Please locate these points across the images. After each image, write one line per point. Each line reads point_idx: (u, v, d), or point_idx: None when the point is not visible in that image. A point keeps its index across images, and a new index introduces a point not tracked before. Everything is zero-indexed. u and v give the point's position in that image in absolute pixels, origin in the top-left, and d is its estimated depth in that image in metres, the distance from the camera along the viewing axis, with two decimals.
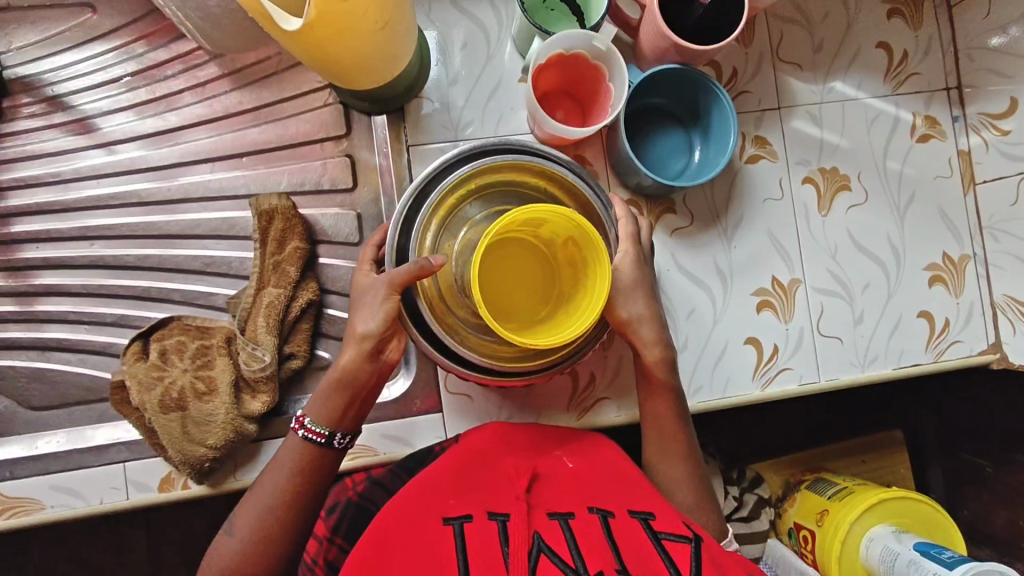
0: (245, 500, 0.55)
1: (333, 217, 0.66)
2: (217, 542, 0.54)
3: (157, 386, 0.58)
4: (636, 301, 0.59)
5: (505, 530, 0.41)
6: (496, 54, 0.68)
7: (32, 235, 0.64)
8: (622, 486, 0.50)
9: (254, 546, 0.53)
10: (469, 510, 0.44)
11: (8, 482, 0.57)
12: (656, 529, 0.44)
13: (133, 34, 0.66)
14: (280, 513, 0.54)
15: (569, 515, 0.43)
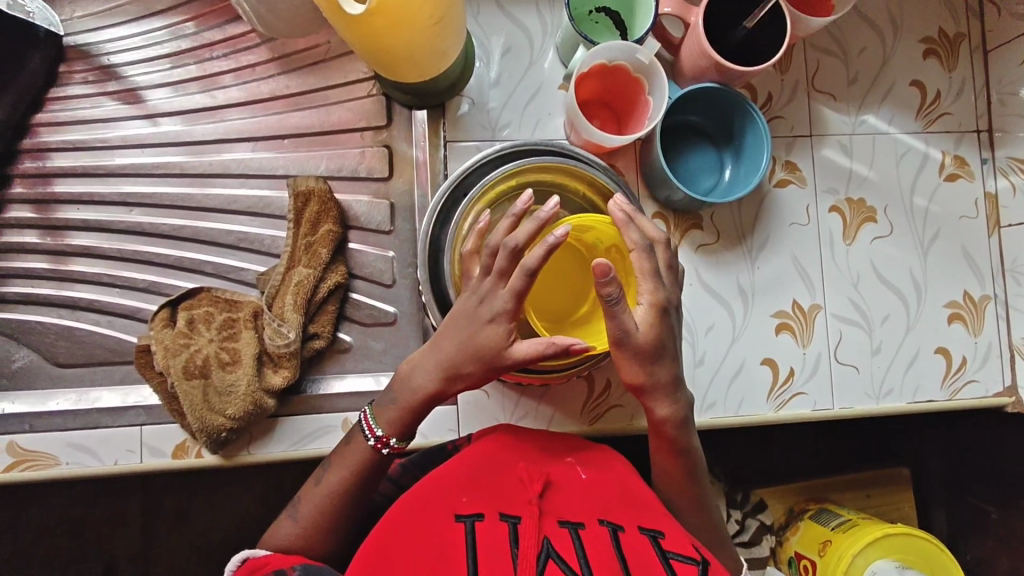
0: (308, 485, 0.54)
1: (367, 205, 0.67)
2: (276, 523, 0.53)
3: (183, 353, 0.58)
4: (654, 362, 0.50)
5: (516, 533, 0.41)
6: (538, 59, 0.69)
7: (74, 197, 0.66)
8: (634, 498, 0.49)
9: (314, 531, 0.52)
10: (481, 509, 0.44)
11: (26, 436, 0.58)
12: (664, 546, 0.43)
13: (191, 13, 0.68)
14: (343, 502, 0.53)
15: (580, 524, 0.43)
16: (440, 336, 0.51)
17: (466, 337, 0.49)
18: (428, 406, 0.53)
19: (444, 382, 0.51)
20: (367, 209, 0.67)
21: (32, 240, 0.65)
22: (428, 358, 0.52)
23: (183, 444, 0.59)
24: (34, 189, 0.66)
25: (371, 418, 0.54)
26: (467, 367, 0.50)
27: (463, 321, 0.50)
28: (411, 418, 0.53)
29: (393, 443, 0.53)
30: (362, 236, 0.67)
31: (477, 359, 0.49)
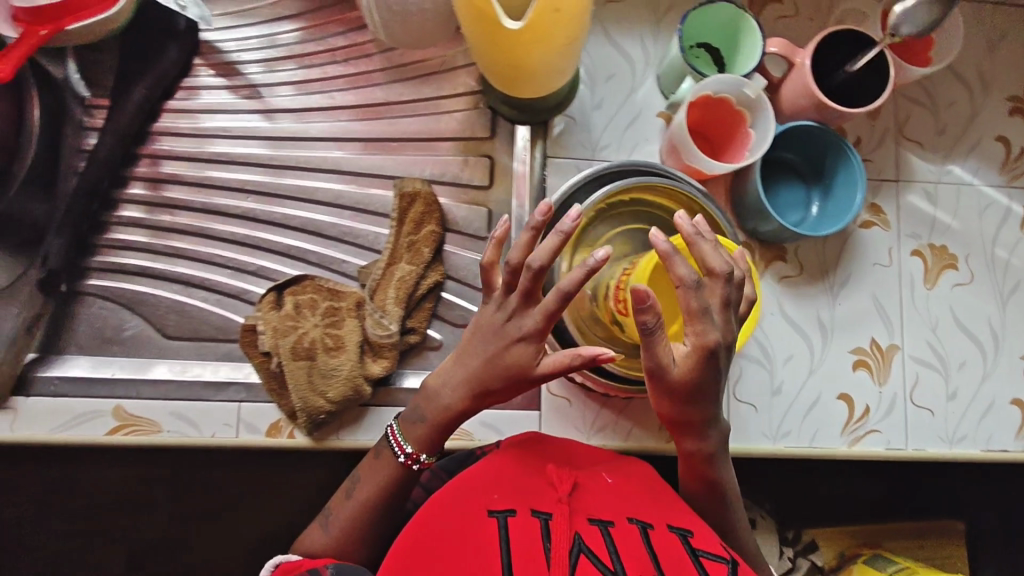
0: (339, 496, 0.55)
1: (466, 211, 0.70)
2: (310, 529, 0.55)
3: (291, 335, 0.62)
4: (694, 396, 0.48)
5: (547, 529, 0.41)
6: (638, 87, 0.72)
7: (193, 180, 0.68)
8: (659, 496, 0.49)
9: (347, 541, 0.53)
10: (512, 504, 0.44)
11: (132, 401, 0.63)
12: (694, 545, 0.44)
13: (318, 19, 0.72)
14: (372, 515, 0.53)
15: (609, 522, 0.43)
16: (466, 352, 0.51)
17: (497, 357, 0.50)
18: (453, 423, 0.53)
19: (473, 399, 0.51)
20: (466, 215, 0.70)
21: (150, 217, 0.67)
22: (455, 376, 0.52)
23: (276, 424, 0.63)
24: (153, 168, 0.68)
25: (398, 436, 0.54)
26: (495, 385, 0.50)
27: (494, 339, 0.50)
28: (439, 434, 0.53)
29: (422, 460, 0.53)
30: (459, 240, 0.70)
31: (512, 379, 0.50)
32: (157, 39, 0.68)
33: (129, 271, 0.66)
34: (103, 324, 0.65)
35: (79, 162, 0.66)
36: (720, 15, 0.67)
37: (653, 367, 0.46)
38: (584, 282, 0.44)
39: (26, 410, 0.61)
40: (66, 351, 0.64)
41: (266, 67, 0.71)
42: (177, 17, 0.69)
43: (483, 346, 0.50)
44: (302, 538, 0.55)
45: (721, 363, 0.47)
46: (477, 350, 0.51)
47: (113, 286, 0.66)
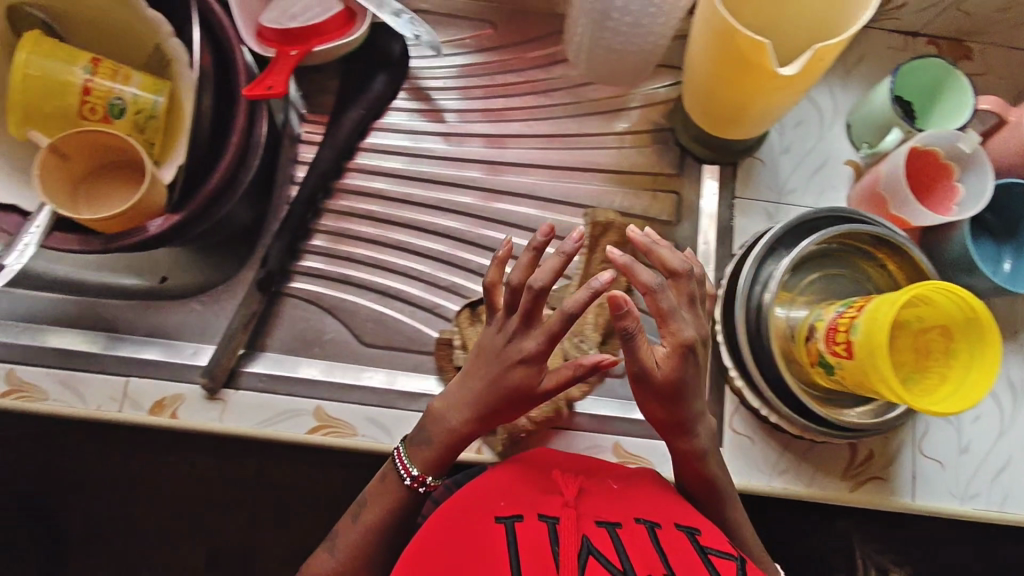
0: (346, 519, 0.53)
1: (654, 245, 0.72)
2: (315, 557, 0.52)
3: None
4: (671, 396, 0.50)
5: (555, 531, 0.43)
6: (827, 134, 0.73)
7: (398, 198, 0.72)
8: (665, 498, 0.51)
9: (352, 566, 0.51)
10: (519, 508, 0.46)
11: (331, 403, 0.65)
12: (702, 543, 0.46)
13: (521, 50, 0.75)
14: (382, 539, 0.52)
15: (617, 524, 0.45)
16: (472, 372, 0.52)
17: (492, 374, 0.51)
18: (461, 444, 0.53)
19: (481, 421, 0.52)
20: None
21: (356, 227, 0.71)
22: (467, 399, 0.52)
23: None
24: (357, 182, 0.72)
25: (404, 457, 0.53)
26: (503, 405, 0.51)
27: (493, 358, 0.51)
28: (445, 454, 0.53)
29: (429, 482, 0.53)
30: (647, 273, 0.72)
31: (500, 393, 0.51)
32: (378, 64, 0.71)
33: (313, 274, 0.70)
34: (306, 327, 0.68)
35: (296, 171, 0.72)
36: (930, 70, 0.67)
37: (645, 372, 0.48)
38: (587, 301, 0.45)
39: (235, 402, 0.64)
40: (269, 348, 0.67)
41: (462, 94, 0.74)
42: (398, 41, 0.71)
43: (478, 369, 0.51)
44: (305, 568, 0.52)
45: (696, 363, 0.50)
46: (479, 369, 0.51)
47: (314, 289, 0.69)
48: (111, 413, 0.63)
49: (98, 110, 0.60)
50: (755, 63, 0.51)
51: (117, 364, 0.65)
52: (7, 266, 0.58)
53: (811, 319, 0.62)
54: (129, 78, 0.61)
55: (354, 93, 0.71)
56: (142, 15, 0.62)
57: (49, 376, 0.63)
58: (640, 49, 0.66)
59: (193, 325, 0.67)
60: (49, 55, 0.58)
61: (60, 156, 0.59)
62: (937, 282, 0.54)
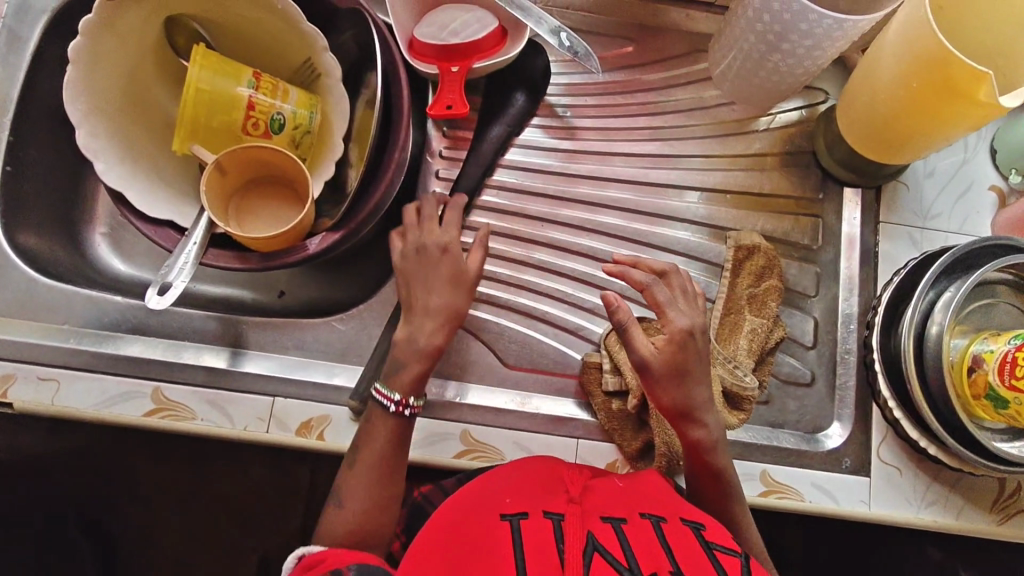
0: (345, 471, 0.54)
1: (796, 269, 0.71)
2: (327, 516, 0.54)
3: None
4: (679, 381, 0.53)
5: (561, 529, 0.44)
6: (971, 159, 0.72)
7: (540, 216, 0.70)
8: (672, 496, 0.53)
9: (362, 518, 0.53)
10: (524, 507, 0.47)
11: (478, 426, 0.64)
12: (708, 538, 0.46)
13: (660, 70, 0.74)
14: (381, 480, 0.53)
15: (623, 520, 0.46)
16: (423, 271, 0.57)
17: (438, 267, 0.56)
18: (440, 357, 0.54)
19: (445, 323, 0.55)
20: (796, 273, 0.71)
21: (495, 245, 0.69)
22: (423, 300, 0.55)
23: (613, 462, 0.64)
24: (494, 201, 0.70)
25: (383, 390, 0.54)
26: (457, 297, 0.55)
27: (434, 256, 0.57)
28: (426, 371, 0.54)
29: (412, 403, 0.54)
30: (789, 299, 0.71)
31: (456, 279, 0.56)
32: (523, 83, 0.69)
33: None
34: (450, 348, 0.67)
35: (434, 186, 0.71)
36: None
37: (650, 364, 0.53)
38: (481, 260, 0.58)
39: None
40: None
41: (597, 113, 0.73)
42: (541, 58, 0.70)
43: (428, 259, 0.57)
44: (321, 527, 0.53)
45: (693, 354, 0.54)
46: (433, 266, 0.57)
47: None
48: (258, 433, 0.61)
49: (260, 125, 0.60)
50: (964, 84, 0.50)
51: (263, 383, 0.63)
52: (171, 284, 0.56)
53: (975, 349, 0.60)
54: (287, 93, 0.61)
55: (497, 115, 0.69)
56: (299, 27, 0.60)
57: (196, 396, 0.61)
58: (803, 73, 0.64)
59: (333, 344, 0.66)
60: (217, 71, 0.57)
61: (222, 172, 0.58)
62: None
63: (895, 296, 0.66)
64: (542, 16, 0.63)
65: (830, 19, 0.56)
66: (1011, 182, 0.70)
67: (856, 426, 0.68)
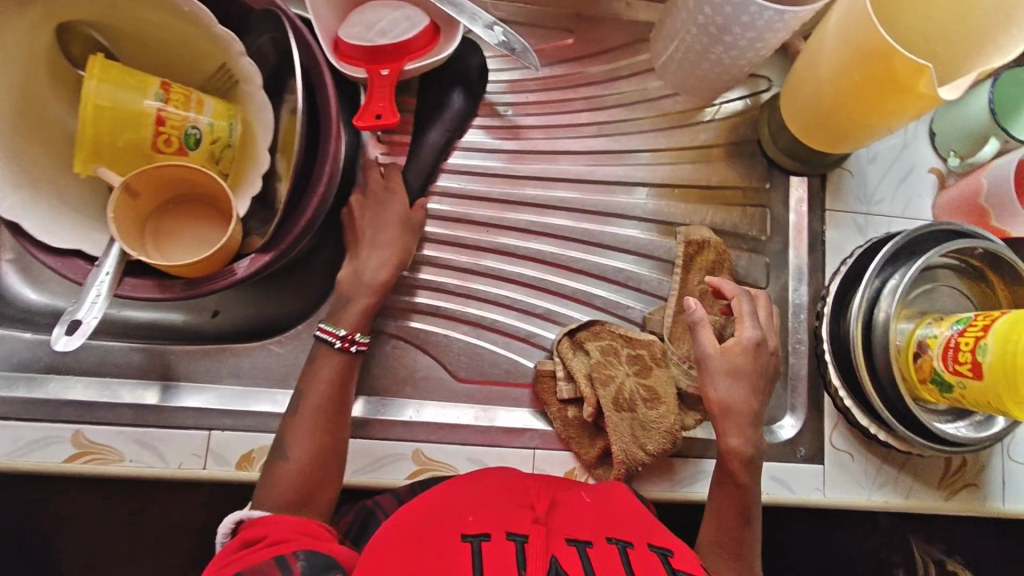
0: (291, 416, 0.55)
1: (746, 261, 0.71)
2: (270, 470, 0.53)
3: (611, 383, 0.62)
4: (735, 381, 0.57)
5: (523, 551, 0.42)
6: (911, 142, 0.72)
7: (485, 220, 0.68)
8: (640, 518, 0.51)
9: (311, 460, 0.53)
10: (486, 527, 0.45)
11: (431, 444, 0.62)
12: (675, 566, 0.45)
13: (602, 62, 0.71)
14: (329, 418, 0.55)
15: (588, 543, 0.44)
16: (378, 212, 0.62)
17: (392, 209, 0.62)
18: (382, 294, 0.60)
19: (392, 262, 0.61)
20: (746, 265, 0.71)
21: (439, 253, 0.67)
22: (371, 239, 0.61)
23: (570, 471, 0.63)
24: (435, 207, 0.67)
25: (329, 326, 0.58)
26: (404, 239, 0.62)
27: (384, 196, 0.63)
28: (374, 302, 0.59)
29: (359, 338, 0.58)
30: None
31: (405, 223, 0.62)
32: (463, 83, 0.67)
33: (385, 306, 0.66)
34: (398, 365, 0.64)
35: None
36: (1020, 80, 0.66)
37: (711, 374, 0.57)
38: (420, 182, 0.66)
39: None
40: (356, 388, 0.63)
41: (539, 109, 0.70)
42: (479, 56, 0.68)
43: (381, 201, 0.63)
44: (263, 484, 0.52)
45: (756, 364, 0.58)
46: (387, 207, 0.63)
47: (402, 324, 0.65)
48: (195, 470, 0.57)
49: (173, 141, 0.55)
50: (909, 75, 0.49)
51: (198, 417, 0.59)
52: (81, 322, 0.51)
53: (920, 334, 0.61)
54: (202, 104, 0.56)
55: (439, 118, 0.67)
56: (210, 32, 0.55)
57: (122, 436, 0.57)
58: (746, 63, 0.62)
59: (272, 369, 0.62)
60: (120, 85, 0.52)
61: (132, 195, 0.54)
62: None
63: (842, 286, 0.66)
64: (476, 13, 0.60)
65: (773, 10, 0.54)
66: (950, 165, 0.71)
67: (809, 416, 0.69)
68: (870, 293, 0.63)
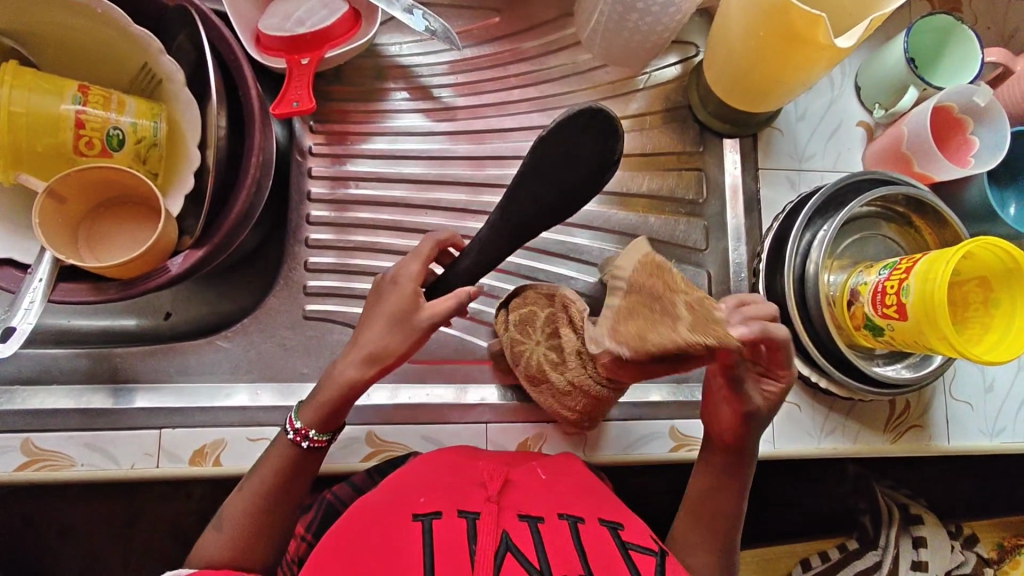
0: (234, 494, 0.52)
1: (685, 225, 0.72)
2: (202, 537, 0.51)
3: (521, 357, 0.58)
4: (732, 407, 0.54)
5: (474, 528, 0.44)
6: (837, 98, 0.73)
7: (426, 203, 0.68)
8: (593, 491, 0.53)
9: (242, 538, 0.51)
10: (438, 506, 0.46)
11: (384, 426, 0.63)
12: (624, 538, 0.47)
13: (532, 38, 0.72)
14: (269, 507, 0.52)
15: (539, 518, 0.46)
16: (374, 307, 0.53)
17: (387, 302, 0.52)
18: (348, 394, 0.52)
19: (362, 362, 0.51)
20: (685, 229, 0.72)
21: (382, 240, 0.68)
22: (358, 334, 0.53)
23: (524, 441, 0.64)
24: (374, 194, 0.68)
25: (293, 415, 0.54)
26: (392, 342, 0.51)
27: (386, 287, 0.53)
28: (331, 400, 0.52)
29: (312, 436, 0.52)
30: (682, 255, 0.72)
31: (393, 320, 0.51)
32: (589, 164, 0.51)
33: (326, 293, 0.67)
34: None
35: (310, 185, 0.68)
36: (935, 27, 0.68)
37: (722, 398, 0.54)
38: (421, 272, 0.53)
39: None
40: (307, 377, 0.64)
41: (471, 89, 0.70)
42: (618, 142, 0.51)
43: (383, 292, 0.53)
44: (194, 549, 0.51)
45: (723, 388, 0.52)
46: (384, 299, 0.53)
47: (349, 311, 0.66)
48: (149, 469, 0.57)
49: (95, 143, 0.55)
50: (813, 28, 0.50)
51: (148, 416, 0.59)
52: (15, 327, 0.51)
53: (852, 282, 0.62)
54: (124, 104, 0.56)
55: (532, 211, 0.52)
56: (126, 31, 0.56)
57: (72, 440, 0.57)
58: (664, 29, 0.64)
59: (222, 364, 0.63)
60: (35, 89, 0.52)
61: (59, 200, 0.54)
62: (995, 240, 0.54)
63: (775, 242, 0.67)
64: None
65: None
66: (876, 117, 0.72)
67: None
68: (801, 247, 0.65)
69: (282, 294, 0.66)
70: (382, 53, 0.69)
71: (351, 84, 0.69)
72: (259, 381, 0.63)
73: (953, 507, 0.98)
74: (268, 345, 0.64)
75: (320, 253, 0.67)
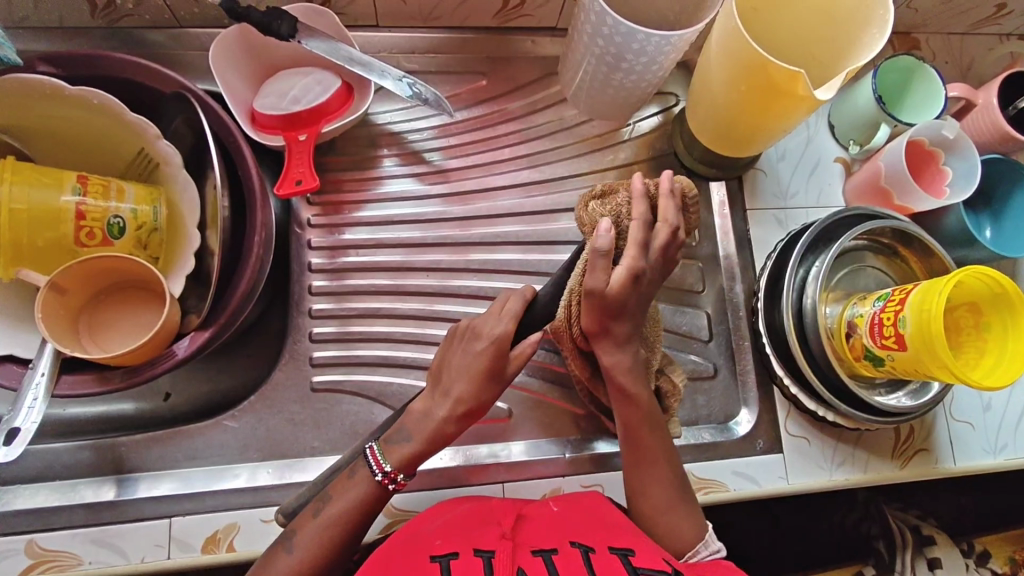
0: (306, 517, 0.52)
1: (680, 268, 0.74)
2: (270, 556, 0.51)
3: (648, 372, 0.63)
4: (608, 315, 0.53)
5: (491, 565, 0.45)
6: (814, 138, 0.76)
7: (426, 264, 0.69)
8: (606, 521, 0.53)
9: (308, 568, 0.50)
10: (455, 546, 0.47)
11: (398, 495, 0.62)
12: (635, 564, 0.47)
13: (518, 98, 0.74)
14: (342, 538, 0.52)
15: (552, 551, 0.47)
16: (456, 355, 0.55)
17: (474, 357, 0.54)
18: (440, 445, 0.54)
19: (461, 416, 0.54)
20: (681, 272, 0.74)
21: (383, 303, 0.68)
22: (448, 384, 0.54)
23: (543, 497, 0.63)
24: (371, 260, 0.69)
25: (378, 454, 0.53)
26: (481, 393, 0.54)
27: (468, 340, 0.55)
28: (426, 448, 0.54)
29: (400, 480, 0.53)
30: (680, 297, 0.73)
31: (484, 375, 0.53)
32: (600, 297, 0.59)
33: (331, 363, 0.66)
34: (357, 420, 0.64)
35: (309, 256, 0.68)
36: (899, 67, 0.72)
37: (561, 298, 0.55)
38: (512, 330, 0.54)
39: None
40: (318, 451, 0.62)
41: (462, 151, 0.72)
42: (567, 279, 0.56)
43: (464, 343, 0.55)
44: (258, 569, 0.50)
45: (642, 292, 0.53)
46: (468, 350, 0.54)
47: (357, 379, 0.66)
48: (160, 562, 0.56)
49: (96, 233, 0.55)
50: (795, 82, 0.53)
51: (157, 506, 0.58)
52: (19, 428, 0.50)
53: (848, 315, 0.64)
54: (123, 191, 0.56)
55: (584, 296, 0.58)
56: (123, 120, 0.56)
57: (80, 538, 0.56)
58: (646, 85, 0.66)
59: (230, 445, 0.61)
60: (33, 183, 0.52)
61: (60, 291, 0.53)
62: (985, 268, 0.56)
63: (771, 279, 0.70)
64: (385, 68, 0.62)
65: (656, 37, 0.57)
66: (852, 153, 0.75)
67: (762, 407, 0.71)
68: (794, 283, 0.67)
69: (287, 367, 0.66)
70: (375, 122, 0.71)
71: (346, 153, 0.70)
72: (268, 459, 0.61)
73: (965, 525, 0.98)
74: (277, 421, 0.63)
75: (323, 323, 0.67)
